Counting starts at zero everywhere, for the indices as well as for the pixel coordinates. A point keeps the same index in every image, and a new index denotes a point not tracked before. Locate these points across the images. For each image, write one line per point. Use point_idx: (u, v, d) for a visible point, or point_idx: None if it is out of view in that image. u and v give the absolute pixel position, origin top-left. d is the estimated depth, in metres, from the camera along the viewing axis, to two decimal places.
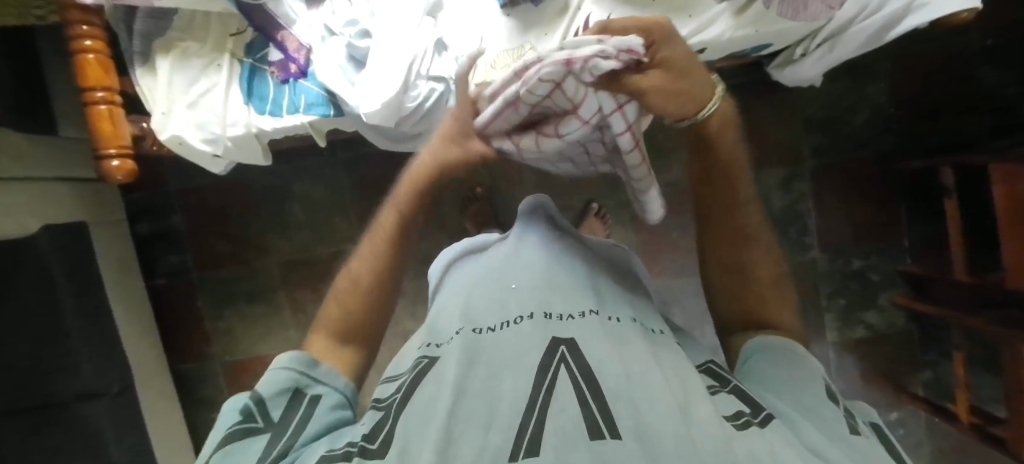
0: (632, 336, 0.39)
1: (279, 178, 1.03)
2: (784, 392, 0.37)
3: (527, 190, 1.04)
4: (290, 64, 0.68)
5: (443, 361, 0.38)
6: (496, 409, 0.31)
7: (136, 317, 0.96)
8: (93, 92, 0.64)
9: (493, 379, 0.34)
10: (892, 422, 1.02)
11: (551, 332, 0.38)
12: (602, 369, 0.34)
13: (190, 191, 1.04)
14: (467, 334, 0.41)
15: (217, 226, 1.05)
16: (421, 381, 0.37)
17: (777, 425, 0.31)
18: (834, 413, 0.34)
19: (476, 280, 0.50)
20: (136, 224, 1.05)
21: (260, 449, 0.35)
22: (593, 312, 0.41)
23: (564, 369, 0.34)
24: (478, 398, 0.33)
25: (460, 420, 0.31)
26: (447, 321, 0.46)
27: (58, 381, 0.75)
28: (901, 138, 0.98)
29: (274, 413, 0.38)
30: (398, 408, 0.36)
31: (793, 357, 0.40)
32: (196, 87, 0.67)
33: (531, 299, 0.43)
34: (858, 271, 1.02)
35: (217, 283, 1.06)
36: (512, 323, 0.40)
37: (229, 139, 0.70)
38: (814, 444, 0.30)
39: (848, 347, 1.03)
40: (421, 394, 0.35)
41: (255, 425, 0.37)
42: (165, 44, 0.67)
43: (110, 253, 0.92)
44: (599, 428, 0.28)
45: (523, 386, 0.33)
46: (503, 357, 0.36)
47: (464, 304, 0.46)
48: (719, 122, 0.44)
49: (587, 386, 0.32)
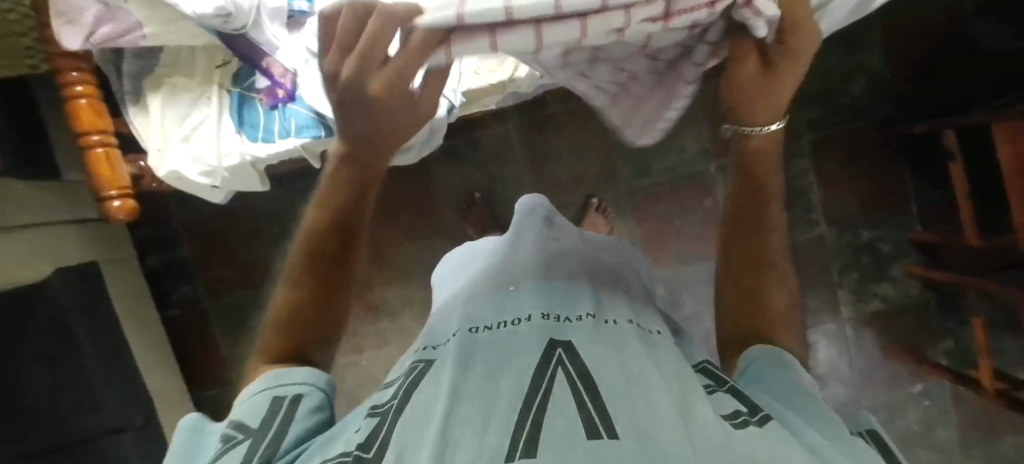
0: (631, 335, 0.39)
1: (280, 201, 1.04)
2: (780, 400, 0.36)
3: (526, 190, 1.04)
4: (278, 89, 0.69)
5: (441, 365, 0.38)
6: (494, 410, 0.31)
7: (154, 351, 0.98)
8: (88, 136, 0.65)
9: (491, 381, 0.34)
10: (916, 393, 1.00)
11: (549, 333, 0.38)
12: (600, 369, 0.34)
13: (196, 222, 1.06)
14: (465, 336, 0.41)
15: (225, 253, 1.07)
16: (418, 385, 0.37)
17: (775, 424, 0.31)
18: (832, 418, 0.34)
19: (473, 284, 0.50)
20: (146, 258, 1.07)
21: (244, 454, 0.33)
22: (590, 313, 0.42)
23: (561, 369, 0.34)
24: (475, 400, 0.33)
25: (457, 420, 0.31)
26: (445, 327, 0.46)
27: (85, 421, 0.76)
28: (898, 104, 0.97)
29: (252, 420, 0.36)
30: (395, 412, 0.35)
31: (786, 366, 0.40)
32: (189, 120, 0.68)
33: (530, 300, 0.43)
34: (868, 243, 1.01)
35: (230, 309, 1.08)
36: (510, 325, 0.41)
37: (225, 169, 0.70)
38: (813, 445, 0.30)
39: (865, 320, 1.02)
40: (419, 397, 0.35)
41: (236, 437, 0.35)
42: (155, 82, 0.68)
43: (122, 289, 0.94)
44: (597, 428, 0.28)
45: (520, 388, 0.33)
46: (502, 360, 0.37)
47: (462, 308, 0.46)
48: (759, 144, 0.44)
49: (585, 387, 0.32)
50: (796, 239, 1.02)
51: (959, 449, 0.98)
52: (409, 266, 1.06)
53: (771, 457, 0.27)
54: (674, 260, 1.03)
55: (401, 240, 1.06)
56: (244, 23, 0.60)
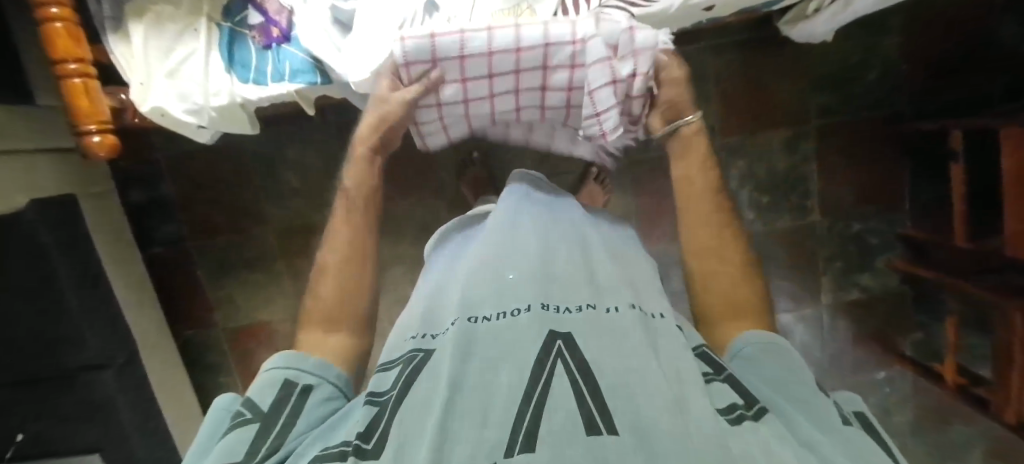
0: (631, 325, 0.39)
1: (269, 145, 1.01)
2: (778, 386, 0.40)
3: (525, 153, 1.01)
4: (272, 27, 0.65)
5: (440, 356, 0.38)
6: (493, 405, 0.32)
7: (137, 289, 0.96)
8: (65, 63, 0.60)
9: (489, 373, 0.35)
10: (879, 380, 1.05)
11: (549, 323, 0.38)
12: (600, 364, 0.34)
13: (179, 158, 1.01)
14: (464, 325, 0.40)
15: (211, 194, 1.03)
16: (420, 374, 0.38)
17: (770, 419, 0.34)
18: (827, 403, 0.38)
19: (470, 269, 0.49)
20: (126, 193, 1.03)
21: (251, 442, 0.38)
22: (589, 303, 0.41)
23: (561, 363, 0.34)
24: (474, 394, 0.33)
25: (455, 415, 0.32)
26: (441, 315, 0.45)
27: (62, 353, 0.75)
28: (910, 96, 0.96)
29: (264, 402, 0.42)
30: (395, 405, 0.36)
31: (775, 348, 0.43)
32: (174, 54, 0.64)
33: (529, 289, 0.43)
34: (857, 234, 1.02)
35: (214, 251, 1.06)
36: (509, 315, 0.40)
37: (213, 109, 0.66)
38: (809, 440, 0.34)
39: (843, 308, 1.04)
40: (419, 389, 0.36)
41: (247, 416, 0.40)
42: (136, 9, 0.63)
43: (103, 226, 0.90)
44: (596, 423, 0.29)
45: (520, 380, 0.33)
46: (501, 350, 0.37)
47: (461, 292, 0.46)
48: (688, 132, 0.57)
49: (585, 382, 0.33)
50: (789, 225, 1.02)
51: (910, 432, 1.05)
52: (401, 222, 1.05)
53: (766, 456, 0.29)
54: (665, 238, 1.03)
55: (394, 195, 1.03)
56: None
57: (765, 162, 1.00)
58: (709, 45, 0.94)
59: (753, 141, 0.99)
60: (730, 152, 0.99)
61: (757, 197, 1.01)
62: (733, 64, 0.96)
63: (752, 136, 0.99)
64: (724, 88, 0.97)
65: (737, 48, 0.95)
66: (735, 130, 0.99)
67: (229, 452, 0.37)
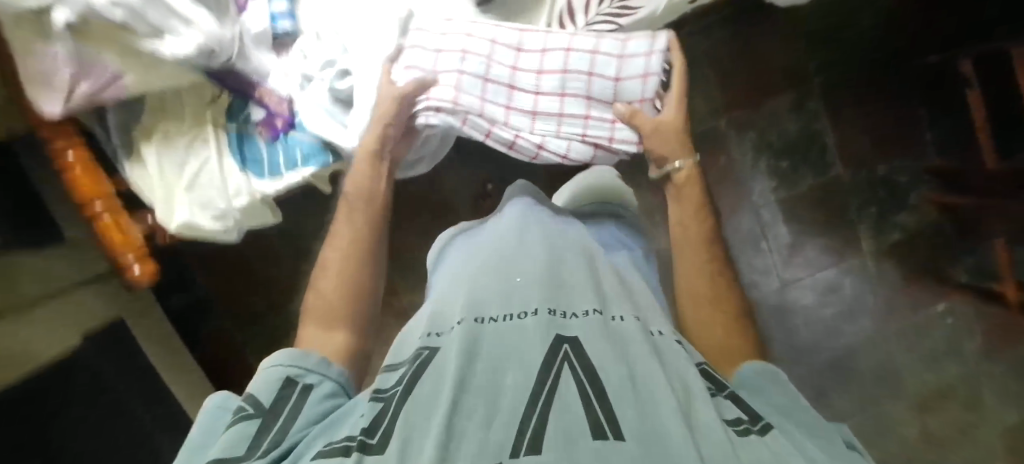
0: (635, 333, 0.38)
1: (291, 222, 1.03)
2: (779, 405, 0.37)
3: (538, 173, 1.01)
4: (275, 120, 0.67)
5: (443, 354, 0.36)
6: (500, 405, 0.30)
7: (195, 390, 0.97)
8: (92, 206, 0.60)
9: (497, 373, 0.33)
10: (940, 313, 1.02)
11: (556, 328, 0.37)
12: (607, 368, 0.32)
13: (208, 255, 1.04)
14: (470, 325, 0.38)
15: (244, 282, 1.06)
16: (423, 373, 0.34)
17: (777, 435, 0.32)
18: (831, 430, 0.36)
19: (470, 278, 0.48)
20: (166, 300, 1.02)
21: (253, 435, 0.33)
22: (595, 309, 0.40)
23: (567, 366, 0.33)
24: (481, 393, 0.31)
25: (461, 413, 0.29)
26: (448, 313, 0.44)
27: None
28: (909, 32, 0.93)
29: (264, 398, 0.36)
30: (400, 400, 0.32)
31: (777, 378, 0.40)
32: (189, 166, 0.64)
33: (537, 295, 0.42)
34: (885, 176, 1.00)
35: (258, 335, 1.07)
36: (515, 317, 0.39)
37: (237, 210, 0.67)
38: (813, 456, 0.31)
39: (887, 252, 1.02)
40: (423, 385, 0.33)
41: (248, 412, 0.35)
42: (145, 131, 0.64)
43: (152, 338, 0.92)
44: (602, 429, 0.27)
45: (528, 381, 0.31)
46: (508, 351, 0.35)
47: (467, 294, 0.45)
48: (681, 178, 0.56)
49: (590, 384, 0.31)
50: (813, 183, 1.00)
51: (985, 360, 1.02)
52: None
53: None
54: None
55: (417, 242, 1.04)
56: (229, 55, 0.59)
57: (776, 129, 0.99)
58: (694, 29, 0.94)
59: (760, 112, 0.98)
60: (738, 127, 0.99)
61: (776, 163, 1.00)
62: (722, 41, 0.95)
63: (758, 107, 0.98)
64: (718, 67, 0.97)
65: (723, 26, 0.95)
66: (739, 105, 0.98)
67: (228, 447, 0.32)
